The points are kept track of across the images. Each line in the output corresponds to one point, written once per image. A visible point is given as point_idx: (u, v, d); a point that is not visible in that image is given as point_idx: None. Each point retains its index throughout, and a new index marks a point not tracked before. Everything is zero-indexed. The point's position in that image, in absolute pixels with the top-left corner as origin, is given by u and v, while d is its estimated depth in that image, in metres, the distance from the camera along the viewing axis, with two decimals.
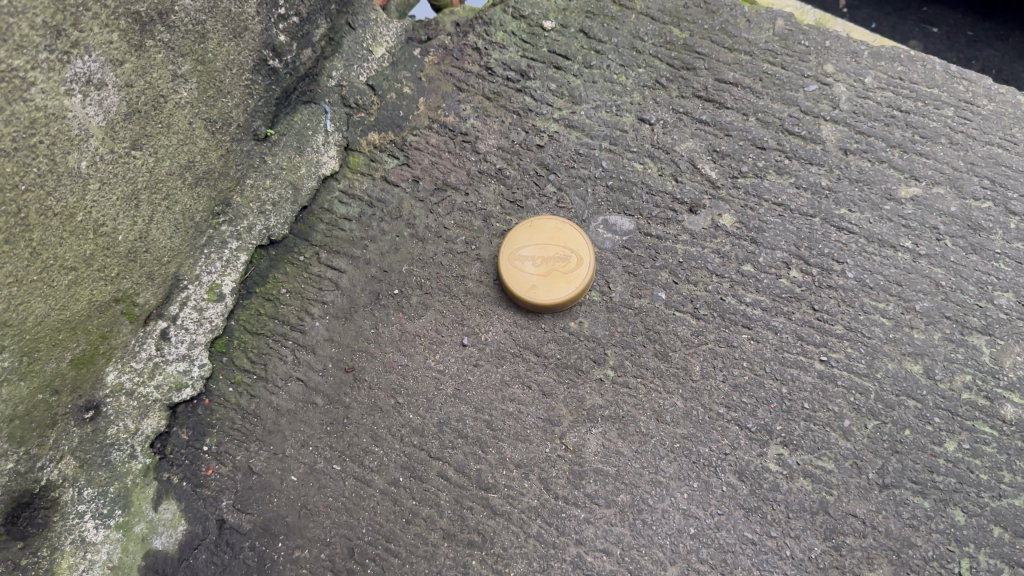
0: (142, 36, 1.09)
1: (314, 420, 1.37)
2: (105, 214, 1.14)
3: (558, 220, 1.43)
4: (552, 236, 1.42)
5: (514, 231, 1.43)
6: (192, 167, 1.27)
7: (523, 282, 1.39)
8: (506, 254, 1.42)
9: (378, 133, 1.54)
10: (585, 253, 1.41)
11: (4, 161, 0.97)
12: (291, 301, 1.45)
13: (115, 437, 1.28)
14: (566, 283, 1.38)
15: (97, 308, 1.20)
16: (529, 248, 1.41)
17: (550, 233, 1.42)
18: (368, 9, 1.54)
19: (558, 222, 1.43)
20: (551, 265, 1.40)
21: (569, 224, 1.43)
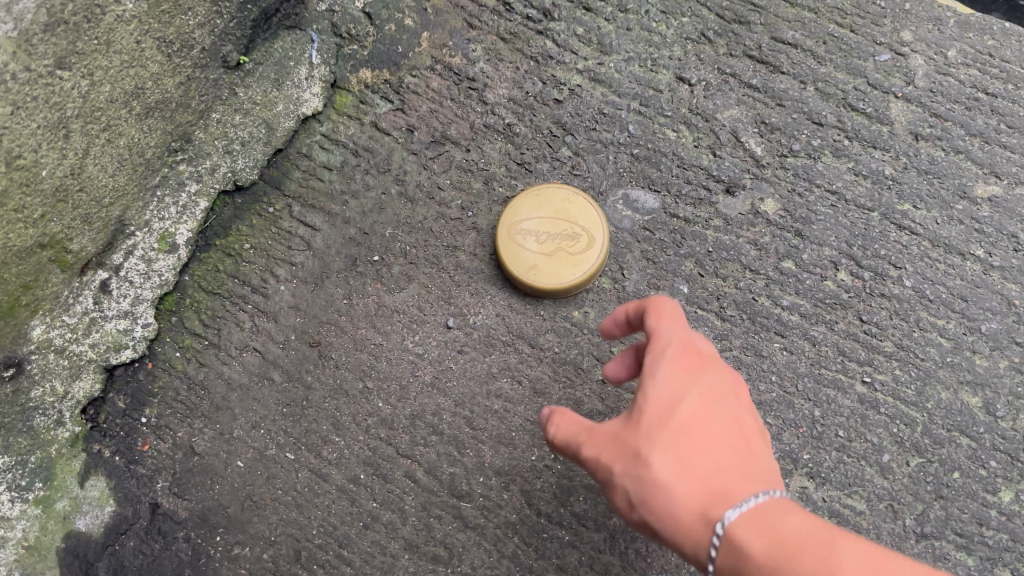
0: None
1: (269, 399, 1.20)
2: (21, 144, 0.93)
3: (570, 191, 1.22)
4: (561, 210, 1.21)
5: (516, 200, 1.23)
6: (141, 95, 1.07)
7: (522, 261, 1.19)
8: (505, 226, 1.21)
9: (371, 71, 1.32)
10: (598, 232, 1.20)
11: None
12: (254, 259, 1.26)
13: (40, 400, 1.11)
14: (571, 267, 1.19)
15: (15, 255, 1.01)
16: (533, 221, 1.21)
17: (559, 206, 1.22)
18: None
19: (569, 194, 1.22)
20: (557, 243, 1.20)
21: (582, 196, 1.22)
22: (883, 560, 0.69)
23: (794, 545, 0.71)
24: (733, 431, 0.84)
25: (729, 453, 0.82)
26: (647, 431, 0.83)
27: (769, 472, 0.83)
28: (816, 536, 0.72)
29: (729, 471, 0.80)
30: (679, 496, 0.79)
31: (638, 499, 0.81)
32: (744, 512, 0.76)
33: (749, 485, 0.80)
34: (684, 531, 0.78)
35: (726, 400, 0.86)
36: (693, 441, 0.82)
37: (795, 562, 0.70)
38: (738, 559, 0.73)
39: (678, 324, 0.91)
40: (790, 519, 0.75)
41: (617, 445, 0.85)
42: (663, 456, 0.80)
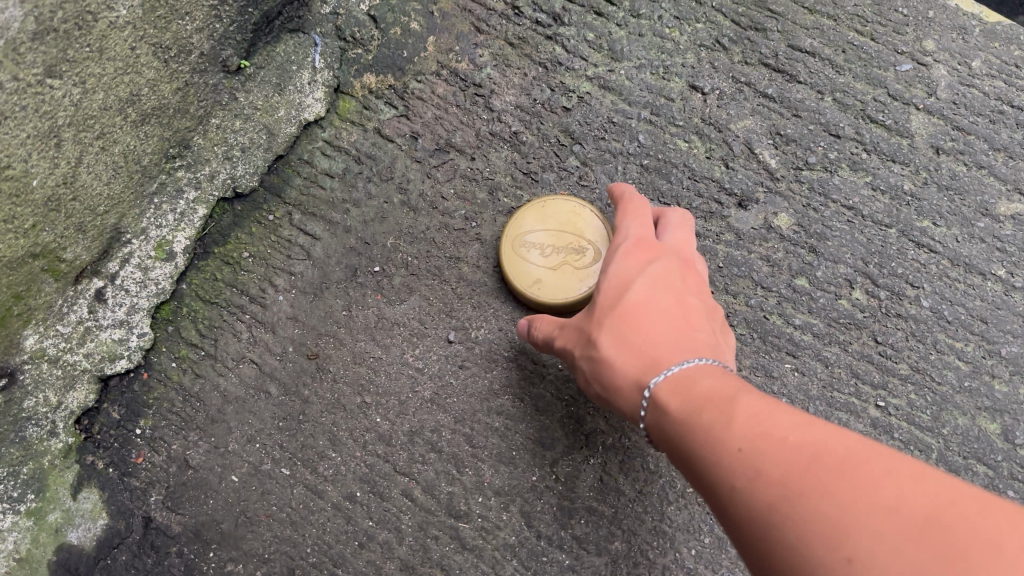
0: None
1: (265, 413, 1.18)
2: (10, 154, 0.91)
3: (576, 204, 1.19)
4: (567, 223, 1.18)
5: (521, 213, 1.19)
6: (137, 102, 1.05)
7: (527, 275, 1.16)
8: (509, 239, 1.18)
9: (375, 75, 1.28)
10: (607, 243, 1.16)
11: None
12: (253, 268, 1.23)
13: (33, 410, 1.09)
14: (576, 279, 1.15)
15: (6, 266, 0.98)
16: (538, 234, 1.18)
17: (565, 219, 1.18)
18: None
19: (575, 206, 1.19)
20: (564, 257, 1.16)
21: (589, 209, 1.19)
22: (781, 410, 0.72)
23: (704, 399, 0.78)
24: (676, 305, 0.94)
25: (668, 325, 0.91)
26: (597, 312, 0.96)
27: (710, 341, 0.91)
28: (727, 392, 0.77)
29: (664, 335, 0.89)
30: (621, 369, 0.90)
31: (590, 370, 0.95)
32: (670, 373, 0.84)
33: (682, 349, 0.88)
34: (626, 399, 0.90)
35: (671, 284, 0.96)
36: (636, 321, 0.92)
37: (702, 413, 0.76)
38: (661, 415, 0.82)
39: (639, 223, 1.04)
40: (708, 377, 0.81)
41: (579, 331, 0.99)
42: (606, 336, 0.93)
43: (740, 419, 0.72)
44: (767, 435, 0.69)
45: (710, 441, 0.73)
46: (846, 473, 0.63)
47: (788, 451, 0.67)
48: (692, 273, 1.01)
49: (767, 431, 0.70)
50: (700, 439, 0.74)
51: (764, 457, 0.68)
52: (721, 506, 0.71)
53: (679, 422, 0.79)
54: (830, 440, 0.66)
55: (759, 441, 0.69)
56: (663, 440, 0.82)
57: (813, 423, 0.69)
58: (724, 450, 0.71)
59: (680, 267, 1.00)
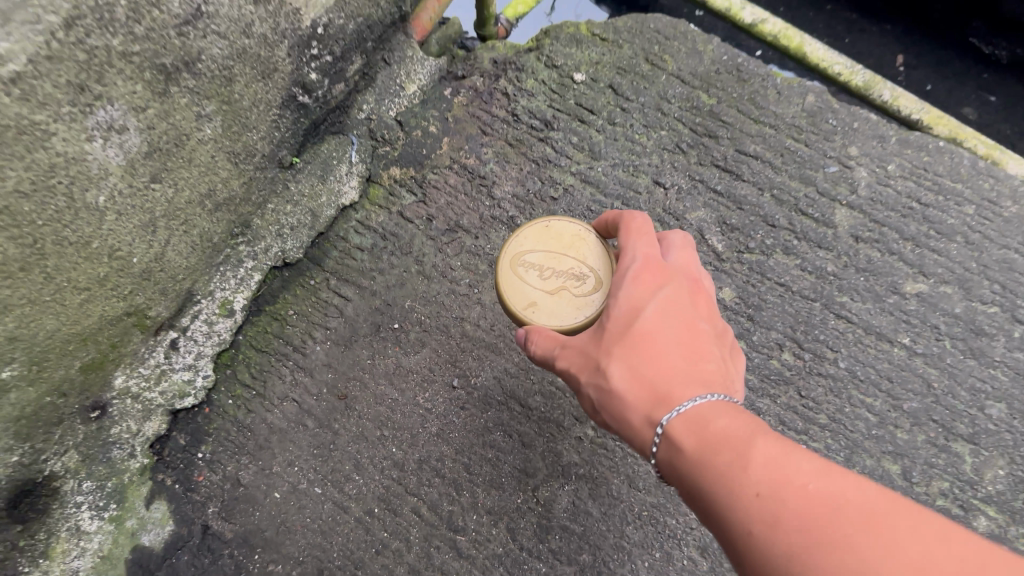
0: (166, 84, 1.11)
1: (303, 441, 1.46)
2: (120, 240, 1.19)
3: (578, 229, 1.28)
4: (567, 243, 1.27)
5: (526, 231, 1.29)
6: (212, 195, 1.33)
7: (523, 287, 1.23)
8: (513, 253, 1.26)
9: (400, 168, 1.59)
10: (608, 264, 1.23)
11: (23, 203, 1.00)
12: (297, 323, 1.52)
13: (118, 435, 1.35)
14: (568, 301, 1.20)
15: (109, 322, 1.26)
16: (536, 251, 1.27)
17: (567, 240, 1.27)
18: (405, 46, 1.57)
19: (579, 230, 1.28)
20: (561, 275, 1.23)
21: (591, 235, 1.28)
22: (798, 458, 0.82)
23: (720, 440, 0.88)
24: (682, 332, 1.07)
25: (678, 351, 1.04)
26: (611, 339, 1.08)
27: (716, 370, 1.03)
28: (742, 434, 0.88)
29: (674, 367, 1.02)
30: (633, 399, 1.02)
31: (601, 397, 1.07)
32: (680, 410, 0.96)
33: (691, 384, 1.00)
34: (638, 429, 1.02)
35: (677, 308, 1.09)
36: (646, 351, 1.04)
37: (717, 453, 0.87)
38: (675, 448, 0.94)
39: (645, 246, 1.16)
40: (719, 415, 0.93)
41: (586, 358, 1.11)
42: (621, 366, 1.04)
43: (757, 467, 0.82)
44: (785, 484, 0.79)
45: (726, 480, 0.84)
46: (857, 525, 0.73)
47: (805, 500, 0.77)
48: (697, 294, 1.15)
49: (785, 479, 0.80)
50: (718, 479, 0.85)
51: (779, 505, 0.78)
52: (735, 544, 0.81)
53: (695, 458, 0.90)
54: (844, 490, 0.77)
55: (775, 488, 0.80)
56: (672, 466, 0.94)
57: (826, 472, 0.79)
58: (742, 494, 0.82)
59: (685, 289, 1.14)
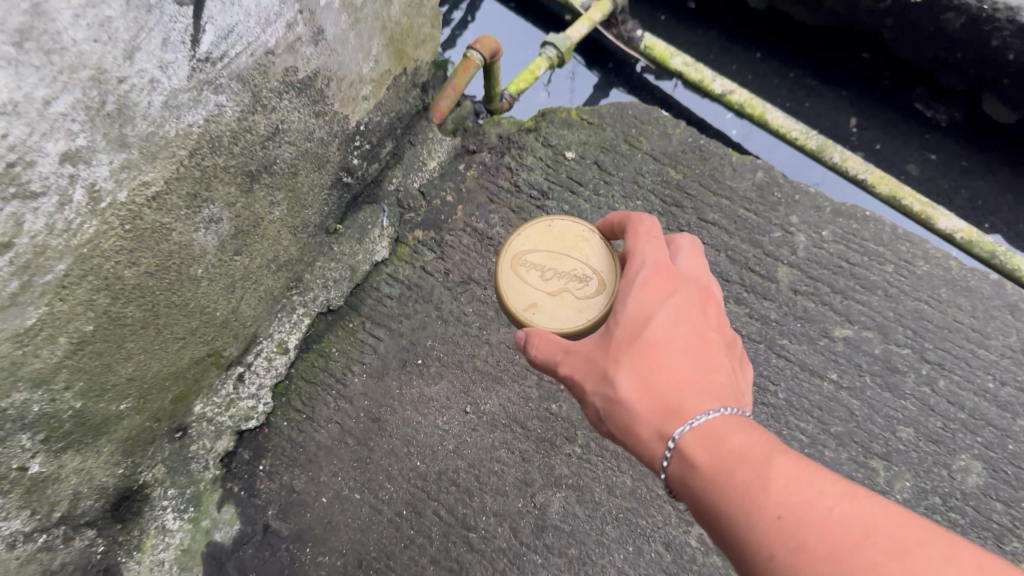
0: (252, 185, 1.45)
1: (345, 456, 1.79)
2: (209, 300, 1.53)
3: (579, 233, 1.58)
4: (571, 244, 1.56)
5: (535, 233, 1.58)
6: (277, 260, 1.67)
7: (527, 281, 1.52)
8: (522, 250, 1.56)
9: (423, 230, 1.95)
10: (607, 272, 1.50)
11: (150, 281, 1.34)
12: (339, 358, 1.85)
13: (196, 451, 1.70)
14: (564, 296, 1.49)
15: (195, 362, 1.60)
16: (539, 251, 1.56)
17: (571, 240, 1.57)
18: (426, 130, 1.95)
19: (582, 233, 1.57)
20: (558, 273, 1.53)
21: (592, 236, 1.57)
22: (816, 487, 0.97)
23: (737, 459, 1.04)
24: (687, 339, 1.25)
25: (686, 355, 1.23)
26: (625, 347, 1.26)
27: (720, 383, 1.20)
28: (757, 453, 1.04)
29: (682, 379, 1.19)
30: (644, 408, 1.19)
31: (610, 403, 1.24)
32: (693, 426, 1.12)
33: (699, 399, 1.16)
34: (647, 436, 1.18)
35: (683, 321, 1.27)
36: (656, 362, 1.22)
37: (734, 470, 1.03)
38: (691, 461, 1.09)
39: (655, 257, 1.36)
40: (731, 431, 1.09)
41: (590, 363, 1.29)
42: (634, 374, 1.21)
43: (778, 488, 0.98)
44: (806, 512, 0.94)
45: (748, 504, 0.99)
46: (878, 551, 0.88)
47: (829, 524, 0.92)
48: (702, 307, 1.35)
49: (807, 508, 0.95)
50: (740, 502, 1.00)
51: (804, 530, 0.93)
52: (757, 560, 0.96)
53: (711, 471, 1.05)
54: (863, 517, 0.92)
55: (796, 511, 0.95)
56: (685, 474, 1.10)
57: (845, 499, 0.95)
58: (765, 518, 0.97)
59: (691, 302, 1.33)
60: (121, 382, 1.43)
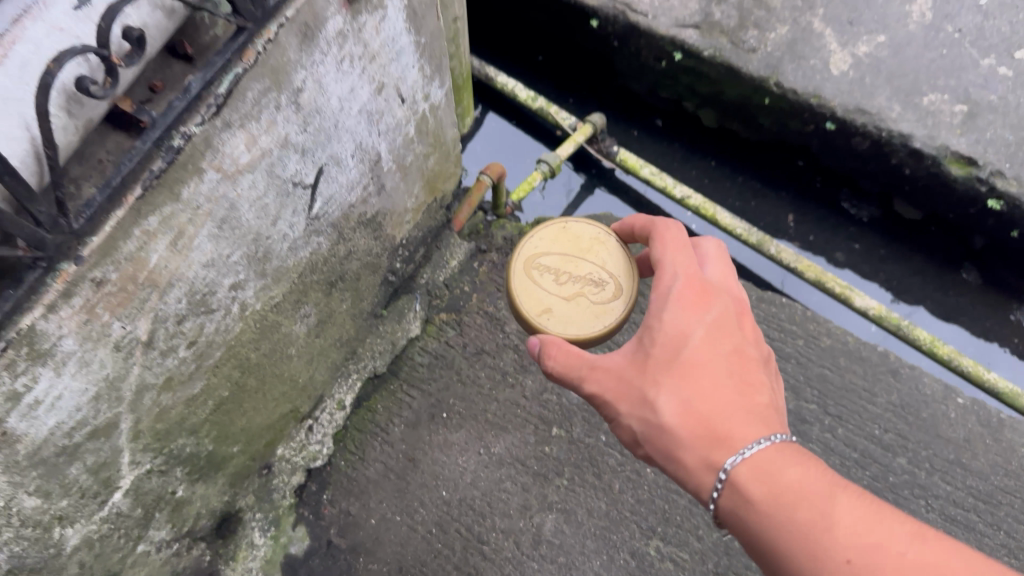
0: (332, 290, 2.06)
1: (388, 487, 2.35)
2: (297, 372, 2.14)
3: (591, 241, 1.95)
4: (586, 249, 1.93)
5: (556, 241, 1.95)
6: (342, 339, 2.28)
7: (548, 284, 1.89)
8: (545, 256, 1.93)
9: (447, 312, 2.57)
10: (615, 278, 1.88)
11: (265, 360, 1.93)
12: (383, 411, 2.44)
13: (277, 484, 2.29)
14: (580, 297, 1.85)
15: (283, 417, 2.20)
16: (555, 256, 1.93)
17: (587, 245, 1.93)
18: (448, 237, 2.63)
19: (596, 240, 1.94)
20: (574, 276, 1.89)
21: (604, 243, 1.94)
22: (878, 529, 1.28)
23: (801, 499, 1.34)
24: (725, 363, 1.51)
25: (726, 379, 1.49)
26: (666, 371, 1.50)
27: (754, 402, 1.48)
28: (818, 495, 1.33)
29: (721, 404, 1.46)
30: (687, 429, 1.46)
31: (652, 419, 1.50)
32: (744, 457, 1.40)
33: (738, 422, 1.44)
34: (694, 456, 1.45)
35: (717, 345, 1.52)
36: (696, 387, 1.47)
37: (797, 509, 1.33)
38: (746, 491, 1.38)
39: (687, 280, 1.58)
40: (784, 465, 1.38)
41: (631, 384, 1.54)
42: (677, 399, 1.47)
43: (843, 534, 1.28)
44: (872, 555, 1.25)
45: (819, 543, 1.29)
46: None
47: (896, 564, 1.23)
48: (737, 322, 1.59)
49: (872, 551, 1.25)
50: (809, 539, 1.30)
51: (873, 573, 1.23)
52: None
53: (773, 509, 1.35)
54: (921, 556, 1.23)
55: (863, 557, 1.25)
56: (739, 503, 1.39)
57: (908, 542, 1.25)
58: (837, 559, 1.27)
59: (727, 321, 1.56)
60: (238, 432, 2.01)
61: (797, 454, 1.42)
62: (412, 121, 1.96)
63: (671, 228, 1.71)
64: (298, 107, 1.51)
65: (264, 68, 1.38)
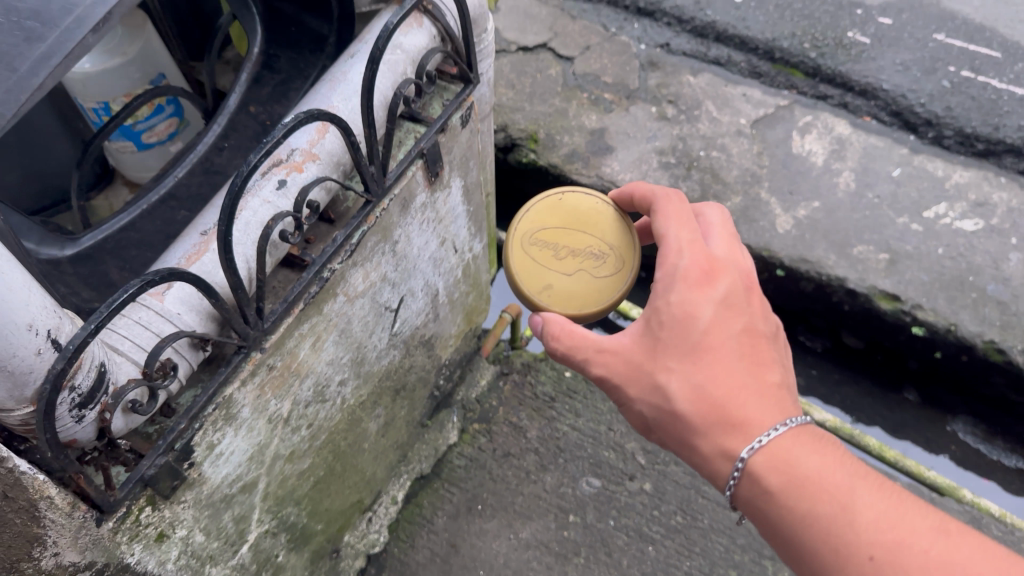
0: (398, 398, 2.65)
1: (435, 569, 2.82)
2: (367, 466, 2.68)
3: (592, 212, 2.33)
4: (588, 221, 2.32)
5: (561, 214, 2.34)
6: (398, 442, 2.84)
7: (554, 261, 2.29)
8: (550, 229, 2.33)
9: (479, 423, 3.13)
10: (615, 250, 2.28)
11: (349, 451, 2.50)
12: (428, 506, 2.95)
13: (344, 566, 2.76)
14: (583, 272, 2.26)
15: (352, 505, 2.71)
16: (559, 232, 2.32)
17: (589, 219, 2.32)
18: (478, 363, 3.24)
19: (597, 211, 2.32)
20: (575, 253, 2.29)
21: (604, 212, 2.32)
22: (896, 524, 1.63)
23: (825, 492, 1.69)
24: (731, 341, 1.83)
25: (733, 358, 1.81)
26: (678, 355, 1.83)
27: (760, 381, 1.80)
28: (839, 489, 1.69)
29: (731, 389, 1.79)
30: (698, 412, 1.80)
31: (665, 398, 1.85)
32: (757, 445, 1.74)
33: (746, 405, 1.78)
34: (710, 438, 1.80)
35: (723, 326, 1.83)
36: (706, 372, 1.80)
37: (817, 499, 1.68)
38: (765, 476, 1.74)
39: (691, 265, 1.88)
40: (802, 455, 1.73)
41: (642, 371, 1.89)
42: (687, 383, 1.81)
43: (862, 526, 1.64)
44: (889, 547, 1.61)
45: (840, 533, 1.65)
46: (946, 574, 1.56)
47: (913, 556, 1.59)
48: (743, 297, 1.89)
49: (888, 543, 1.61)
50: (830, 526, 1.66)
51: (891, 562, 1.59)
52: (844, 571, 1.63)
53: (792, 495, 1.70)
54: (934, 550, 1.59)
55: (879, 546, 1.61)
56: (759, 488, 1.75)
57: (922, 536, 1.62)
58: (858, 550, 1.63)
59: (733, 299, 1.87)
60: (324, 512, 2.53)
61: (808, 439, 1.77)
62: (460, 267, 2.63)
63: (674, 203, 2.04)
64: (395, 253, 2.18)
65: (379, 227, 2.05)
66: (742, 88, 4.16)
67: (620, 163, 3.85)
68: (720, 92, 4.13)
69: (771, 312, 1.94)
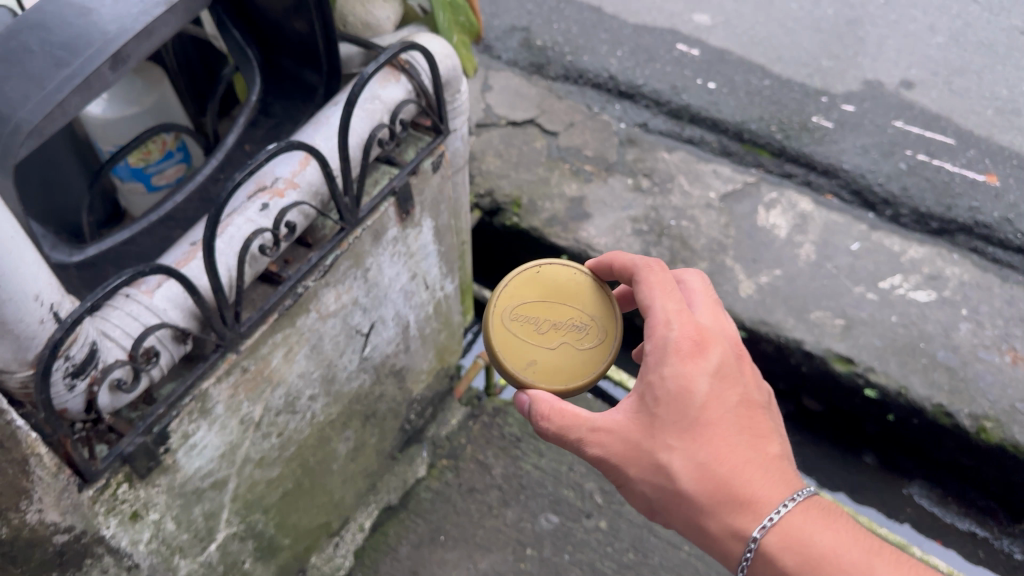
0: (367, 423, 2.85)
1: None
2: (335, 487, 2.85)
3: (569, 285, 2.32)
4: (565, 296, 2.30)
5: (538, 287, 2.31)
6: (368, 469, 3.02)
7: (535, 335, 2.25)
8: (528, 300, 2.29)
9: (447, 459, 3.30)
10: (597, 324, 2.28)
11: (318, 468, 2.68)
12: (394, 535, 3.10)
13: None
14: (566, 346, 2.23)
15: (320, 526, 2.87)
16: (539, 304, 2.28)
17: (566, 294, 2.31)
18: (450, 403, 3.43)
19: (575, 285, 2.32)
20: (556, 327, 2.27)
21: (582, 284, 2.33)
22: None
23: (846, 569, 1.79)
24: (729, 415, 1.90)
25: (733, 432, 1.89)
26: (679, 433, 1.89)
27: (758, 453, 1.90)
28: (858, 566, 1.79)
29: (734, 467, 1.87)
30: (703, 490, 1.87)
31: (667, 475, 1.90)
32: (768, 525, 1.84)
33: (751, 482, 1.87)
34: (718, 518, 1.87)
35: (720, 399, 1.90)
36: (707, 450, 1.87)
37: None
38: (780, 554, 1.83)
39: (684, 339, 1.93)
40: (813, 532, 1.83)
41: (642, 449, 1.93)
42: (691, 463, 1.88)
43: None
44: None
45: None
46: None
47: None
48: (735, 367, 1.96)
49: None
50: None
51: None
52: None
53: (808, 574, 1.80)
54: None
55: None
56: (773, 567, 1.84)
57: None
58: None
59: (727, 370, 1.94)
60: (291, 527, 2.69)
61: (817, 514, 1.87)
62: (430, 303, 2.87)
63: (656, 271, 2.09)
64: (366, 279, 2.43)
65: (351, 253, 2.30)
66: (713, 164, 4.45)
67: (596, 228, 4.12)
68: (693, 167, 4.43)
69: (759, 378, 2.03)
